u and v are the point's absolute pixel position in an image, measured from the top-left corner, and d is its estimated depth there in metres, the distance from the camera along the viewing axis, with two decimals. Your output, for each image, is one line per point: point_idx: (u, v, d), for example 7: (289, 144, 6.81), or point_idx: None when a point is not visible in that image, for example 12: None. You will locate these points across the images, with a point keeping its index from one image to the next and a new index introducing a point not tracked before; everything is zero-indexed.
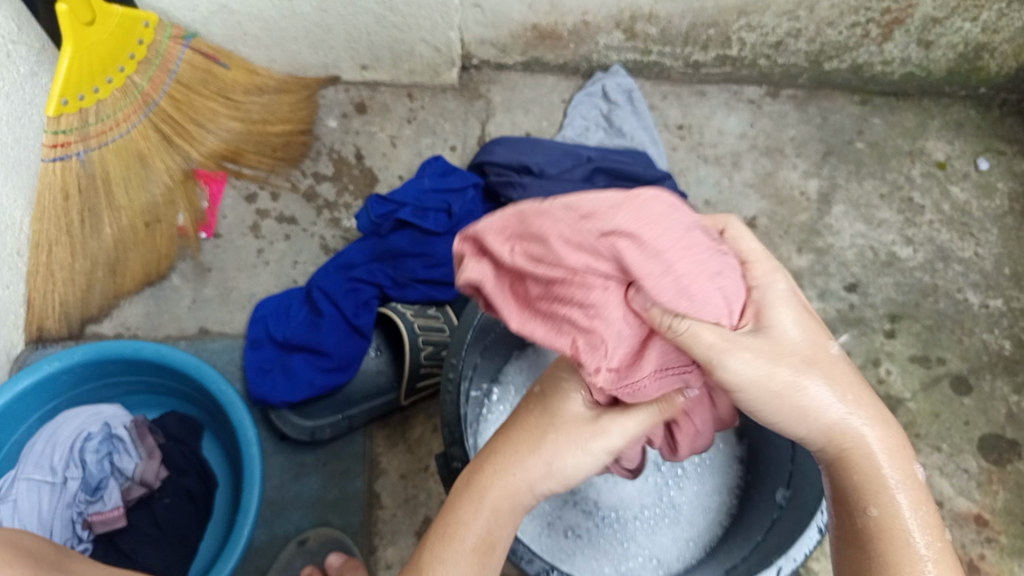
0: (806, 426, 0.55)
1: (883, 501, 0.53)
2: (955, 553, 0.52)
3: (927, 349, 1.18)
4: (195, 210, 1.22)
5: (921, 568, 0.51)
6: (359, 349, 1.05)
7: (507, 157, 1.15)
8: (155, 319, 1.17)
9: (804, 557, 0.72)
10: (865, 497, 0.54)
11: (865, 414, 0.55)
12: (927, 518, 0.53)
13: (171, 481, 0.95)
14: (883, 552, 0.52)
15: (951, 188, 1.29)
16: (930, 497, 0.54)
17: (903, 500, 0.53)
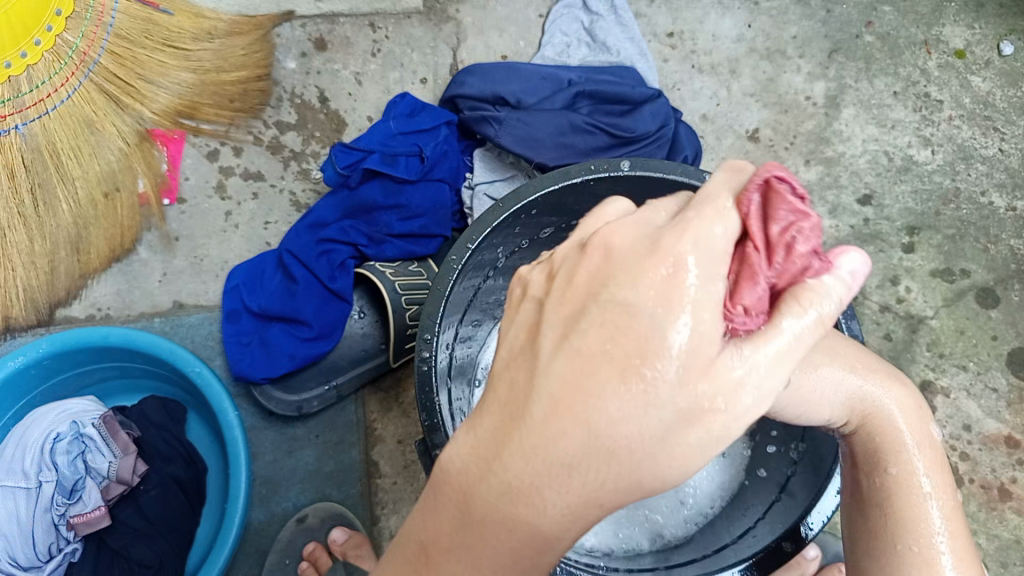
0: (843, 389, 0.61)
1: (902, 460, 0.58)
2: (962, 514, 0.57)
3: (950, 261, 1.10)
4: (155, 174, 1.13)
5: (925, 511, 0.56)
6: (340, 313, 0.99)
7: (481, 88, 1.04)
8: (127, 296, 1.11)
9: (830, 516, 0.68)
10: (886, 459, 0.59)
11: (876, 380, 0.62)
12: (931, 459, 0.59)
13: (156, 470, 0.91)
14: (897, 506, 0.57)
15: (972, 79, 1.17)
16: (947, 465, 0.60)
17: (921, 463, 0.58)
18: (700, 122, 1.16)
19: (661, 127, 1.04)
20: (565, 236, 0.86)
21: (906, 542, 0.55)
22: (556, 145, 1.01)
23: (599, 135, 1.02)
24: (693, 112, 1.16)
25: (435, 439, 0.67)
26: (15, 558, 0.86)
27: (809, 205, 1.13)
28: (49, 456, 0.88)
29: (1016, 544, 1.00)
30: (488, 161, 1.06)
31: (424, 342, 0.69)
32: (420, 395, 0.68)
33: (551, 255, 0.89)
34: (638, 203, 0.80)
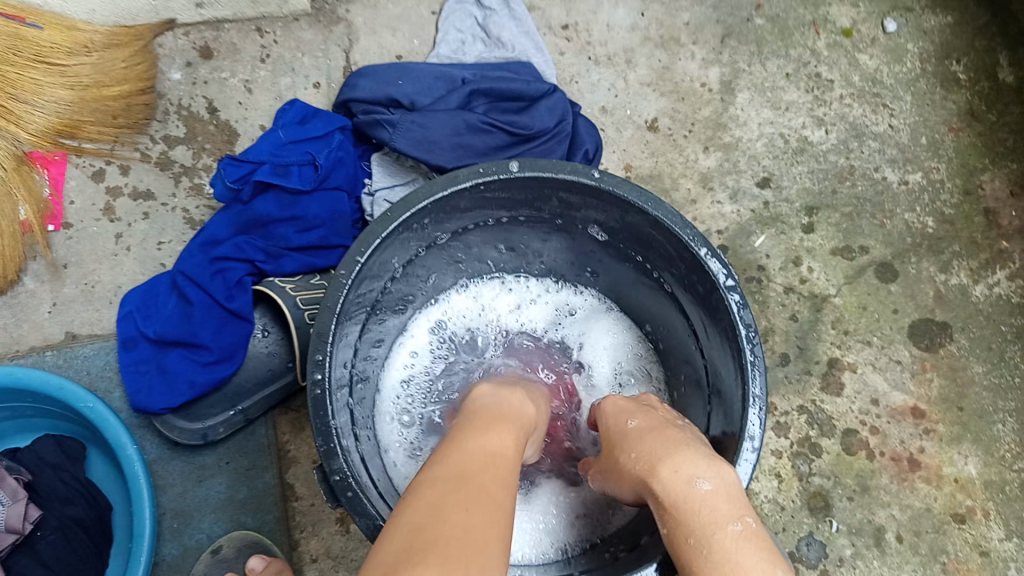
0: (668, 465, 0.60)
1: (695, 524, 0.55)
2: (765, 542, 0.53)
3: (849, 238, 1.12)
4: (37, 199, 1.08)
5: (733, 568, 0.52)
6: (241, 334, 0.96)
7: (374, 91, 1.02)
8: (15, 330, 1.06)
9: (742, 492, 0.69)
10: (684, 529, 0.56)
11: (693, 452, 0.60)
12: (725, 510, 0.55)
13: (53, 514, 0.88)
14: (702, 570, 0.53)
15: (860, 57, 1.20)
16: (752, 516, 0.56)
17: (717, 517, 0.55)
18: (599, 114, 1.15)
19: (558, 123, 1.04)
20: (464, 239, 0.85)
21: (689, 536, 0.55)
22: (453, 146, 1.00)
23: (497, 133, 1.01)
24: (591, 106, 1.15)
25: (332, 465, 0.66)
26: None
27: (711, 191, 1.13)
28: None
29: (926, 510, 1.03)
30: (386, 166, 1.04)
31: (316, 364, 0.68)
32: (315, 419, 0.66)
33: (452, 260, 0.88)
34: (533, 203, 0.80)
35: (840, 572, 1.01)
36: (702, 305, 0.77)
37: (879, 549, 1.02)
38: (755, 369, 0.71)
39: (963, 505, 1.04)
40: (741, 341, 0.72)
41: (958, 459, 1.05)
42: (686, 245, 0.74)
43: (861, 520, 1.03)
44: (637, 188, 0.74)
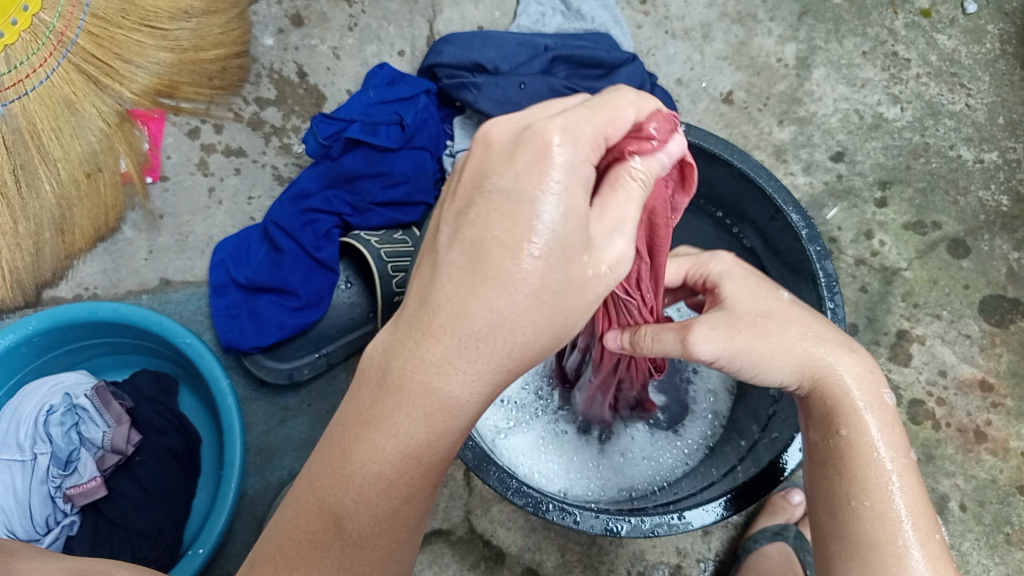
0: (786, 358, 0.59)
1: (852, 421, 0.57)
2: (918, 471, 0.56)
3: (922, 214, 1.13)
4: (136, 153, 1.14)
5: (886, 478, 0.55)
6: (328, 283, 1.00)
7: (459, 57, 1.06)
8: (114, 275, 1.13)
9: None
10: (837, 419, 0.57)
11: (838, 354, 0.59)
12: (893, 439, 0.57)
13: (150, 442, 0.93)
14: (851, 468, 0.55)
15: (938, 37, 1.20)
16: (898, 422, 0.58)
17: (869, 420, 0.57)
18: (675, 86, 1.18)
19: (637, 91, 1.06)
20: None
21: (858, 498, 0.54)
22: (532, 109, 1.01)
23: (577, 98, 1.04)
24: (667, 77, 1.18)
25: None
26: (13, 531, 0.86)
27: (784, 163, 1.15)
28: (43, 429, 0.89)
29: (992, 483, 1.03)
30: (469, 129, 1.10)
31: None
32: None
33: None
34: None
35: None
36: (783, 261, 0.79)
37: (942, 516, 1.02)
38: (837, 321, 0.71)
39: None
40: (821, 291, 0.72)
41: None
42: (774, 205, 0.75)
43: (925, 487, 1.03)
44: (723, 142, 0.76)
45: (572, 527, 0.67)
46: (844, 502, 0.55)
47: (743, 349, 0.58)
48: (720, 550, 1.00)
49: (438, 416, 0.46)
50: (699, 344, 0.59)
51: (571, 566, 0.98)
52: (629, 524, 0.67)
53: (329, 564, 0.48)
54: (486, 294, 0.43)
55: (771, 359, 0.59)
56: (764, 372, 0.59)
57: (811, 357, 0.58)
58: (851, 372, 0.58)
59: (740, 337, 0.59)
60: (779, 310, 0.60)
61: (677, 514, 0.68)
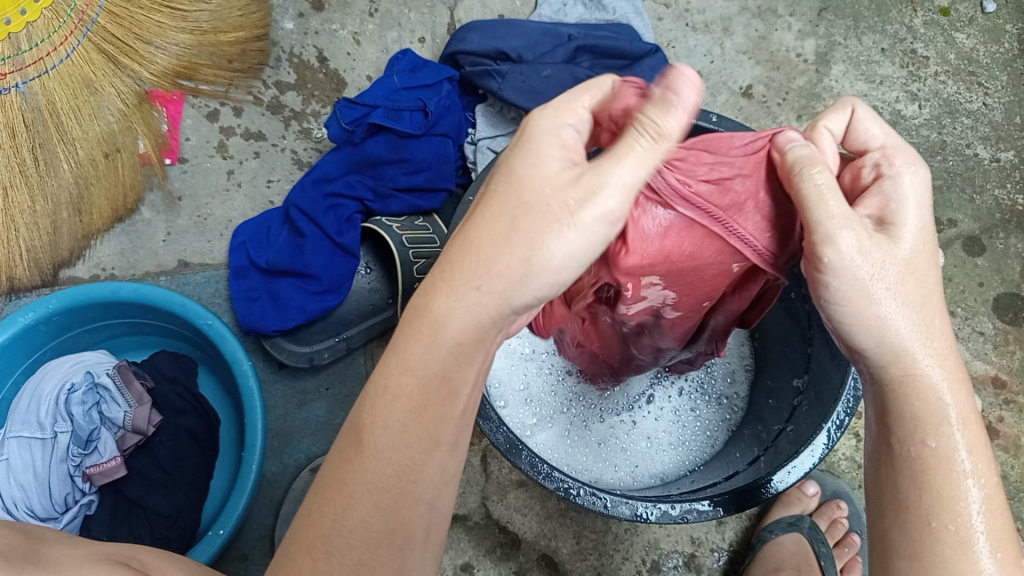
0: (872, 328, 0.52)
1: (943, 433, 0.50)
2: (1004, 499, 0.50)
3: (938, 211, 1.13)
4: (155, 135, 1.13)
5: (969, 496, 0.49)
6: (348, 268, 1.01)
7: (483, 45, 1.07)
8: (131, 256, 1.12)
9: (848, 418, 0.69)
10: (923, 428, 0.50)
11: (934, 347, 0.52)
12: (978, 455, 0.50)
13: (169, 423, 0.92)
14: (933, 484, 0.49)
15: (957, 36, 1.21)
16: (983, 435, 0.52)
17: (960, 437, 0.50)
18: None
19: None
20: None
21: (942, 519, 0.48)
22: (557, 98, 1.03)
23: None
24: None
25: None
26: (32, 509, 0.86)
27: None
28: (64, 407, 0.89)
29: (1003, 479, 1.04)
30: (490, 117, 1.08)
31: None
32: None
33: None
34: None
35: None
36: None
37: None
38: None
39: None
40: None
41: None
42: None
43: None
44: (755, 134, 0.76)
45: (602, 512, 0.67)
46: (920, 523, 0.49)
47: (863, 298, 0.51)
48: (734, 540, 1.01)
49: (425, 329, 0.48)
50: (841, 250, 0.51)
51: (586, 553, 0.98)
52: (658, 510, 0.68)
53: (358, 480, 0.48)
54: (472, 228, 0.48)
55: (890, 324, 0.51)
56: (865, 333, 0.52)
57: (915, 343, 0.51)
58: (944, 374, 0.52)
59: (877, 278, 0.51)
60: (918, 267, 0.52)
61: (705, 502, 0.69)
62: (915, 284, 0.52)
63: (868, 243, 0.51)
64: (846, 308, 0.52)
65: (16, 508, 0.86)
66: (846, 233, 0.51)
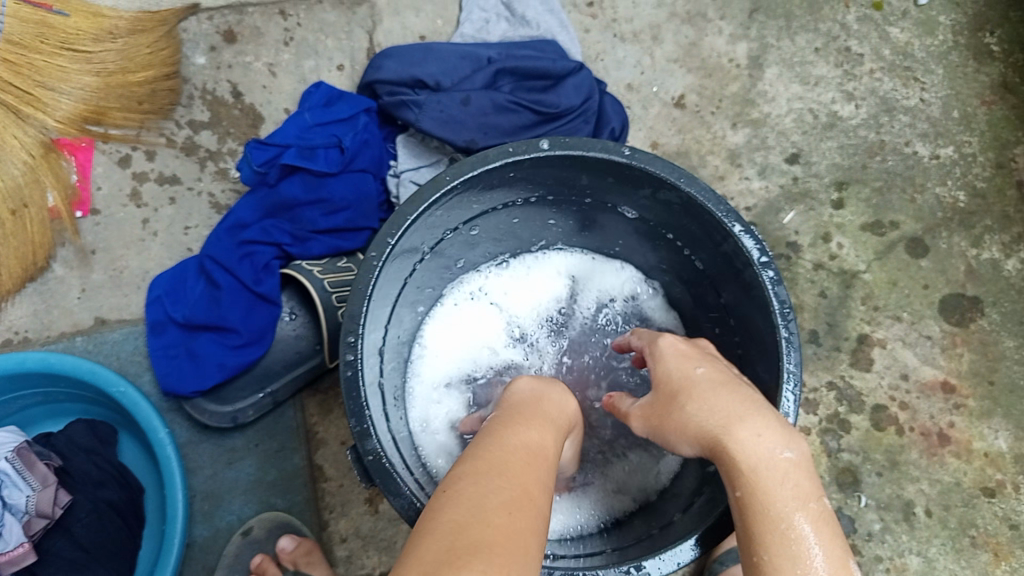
0: (736, 459, 0.58)
1: (742, 482, 0.57)
2: (830, 521, 0.56)
3: (879, 214, 1.11)
4: (64, 185, 1.08)
5: (795, 552, 0.54)
6: (269, 318, 0.96)
7: (398, 72, 1.02)
8: (45, 316, 1.06)
9: None
10: (733, 481, 0.58)
11: (796, 486, 0.57)
12: (804, 489, 0.57)
13: (86, 497, 0.88)
14: (758, 523, 0.55)
15: (890, 31, 1.18)
16: (813, 485, 0.57)
17: (802, 523, 0.55)
18: (625, 92, 1.14)
19: (584, 101, 1.03)
20: (489, 222, 0.84)
21: (800, 519, 0.55)
22: (477, 126, 0.99)
23: (522, 113, 1.01)
24: (617, 83, 1.14)
25: (366, 446, 0.66)
26: None
27: (739, 167, 1.12)
28: None
29: (956, 486, 1.02)
30: (411, 147, 1.04)
31: (348, 346, 0.68)
32: (348, 400, 0.66)
33: (467, 249, 0.86)
34: (559, 185, 0.80)
35: (869, 546, 1.00)
36: (735, 282, 0.76)
37: (908, 524, 1.00)
38: (791, 348, 0.69)
39: (993, 479, 1.03)
40: (774, 317, 0.70)
41: (988, 434, 1.04)
42: (718, 223, 0.73)
43: (891, 495, 1.01)
44: (668, 164, 0.73)
45: None
46: (780, 547, 0.54)
47: (757, 469, 0.57)
48: (686, 572, 0.98)
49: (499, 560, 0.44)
50: (745, 434, 0.59)
51: None
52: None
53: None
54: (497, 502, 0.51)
55: (773, 470, 0.57)
56: (780, 484, 0.56)
57: (766, 459, 0.57)
58: (804, 517, 0.55)
59: (761, 432, 0.59)
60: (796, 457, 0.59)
61: (635, 566, 0.64)
62: (790, 440, 0.59)
63: (765, 429, 0.59)
64: (771, 478, 0.57)
65: None
66: (788, 446, 0.58)
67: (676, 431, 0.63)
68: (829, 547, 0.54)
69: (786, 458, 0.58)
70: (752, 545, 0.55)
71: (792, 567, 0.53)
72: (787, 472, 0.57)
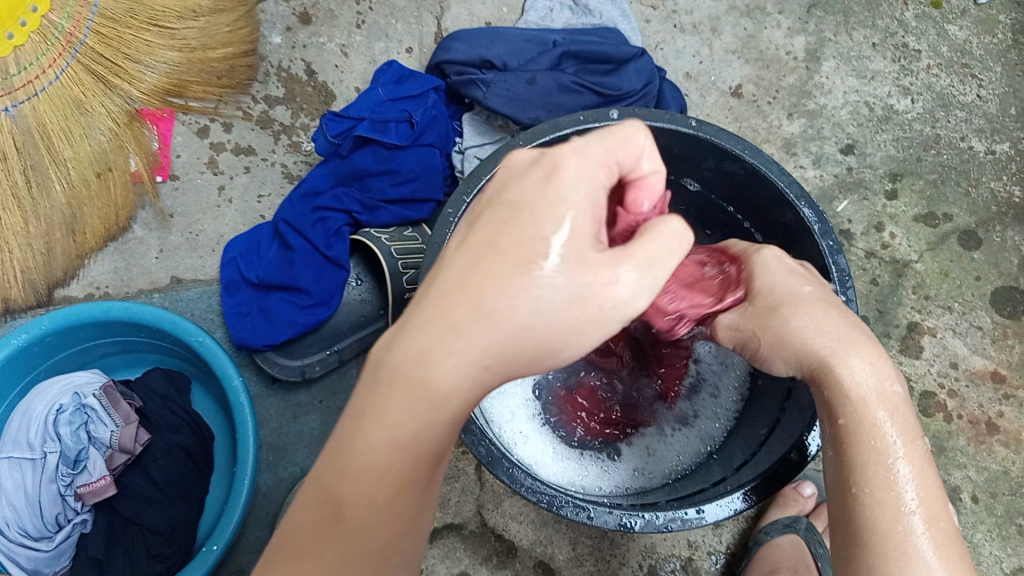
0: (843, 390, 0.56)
1: (849, 411, 0.56)
2: (933, 460, 0.56)
3: (932, 205, 1.12)
4: (146, 153, 1.15)
5: (899, 490, 0.53)
6: (339, 280, 1.01)
7: (468, 53, 1.06)
8: (125, 274, 1.13)
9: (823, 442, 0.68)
10: (835, 410, 0.57)
11: (900, 427, 0.55)
12: (909, 430, 0.56)
13: (162, 440, 0.94)
14: (861, 457, 0.55)
15: (949, 28, 1.19)
16: (918, 431, 0.57)
17: (906, 467, 0.54)
18: (683, 81, 1.17)
19: (645, 85, 1.06)
20: None
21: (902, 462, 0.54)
22: (543, 105, 1.03)
23: (586, 94, 1.04)
24: (676, 71, 1.18)
25: None
26: (25, 529, 0.88)
27: (793, 156, 1.15)
28: (53, 427, 0.90)
29: (1004, 474, 1.03)
30: (477, 125, 1.08)
31: None
32: None
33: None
34: None
35: None
36: (794, 253, 0.78)
37: (954, 509, 1.01)
38: (850, 314, 0.71)
39: None
40: (833, 284, 0.73)
41: None
42: (780, 194, 0.75)
43: None
44: (733, 137, 0.76)
45: (585, 523, 0.66)
46: (880, 484, 0.54)
47: (866, 402, 0.56)
48: (731, 542, 1.00)
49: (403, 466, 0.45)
50: (856, 371, 0.56)
51: (582, 559, 0.98)
52: (642, 519, 0.66)
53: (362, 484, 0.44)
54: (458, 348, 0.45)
55: (879, 407, 0.56)
56: (886, 421, 0.55)
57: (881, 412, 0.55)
58: (909, 459, 0.55)
59: (872, 374, 0.57)
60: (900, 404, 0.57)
61: (692, 509, 0.67)
62: (897, 383, 0.57)
63: (873, 366, 0.57)
64: (881, 414, 0.56)
65: (8, 528, 0.88)
66: (896, 383, 0.57)
67: (773, 347, 0.60)
68: (929, 486, 0.54)
69: (893, 395, 0.57)
70: (850, 477, 0.55)
71: (894, 501, 0.53)
72: (896, 408, 0.56)
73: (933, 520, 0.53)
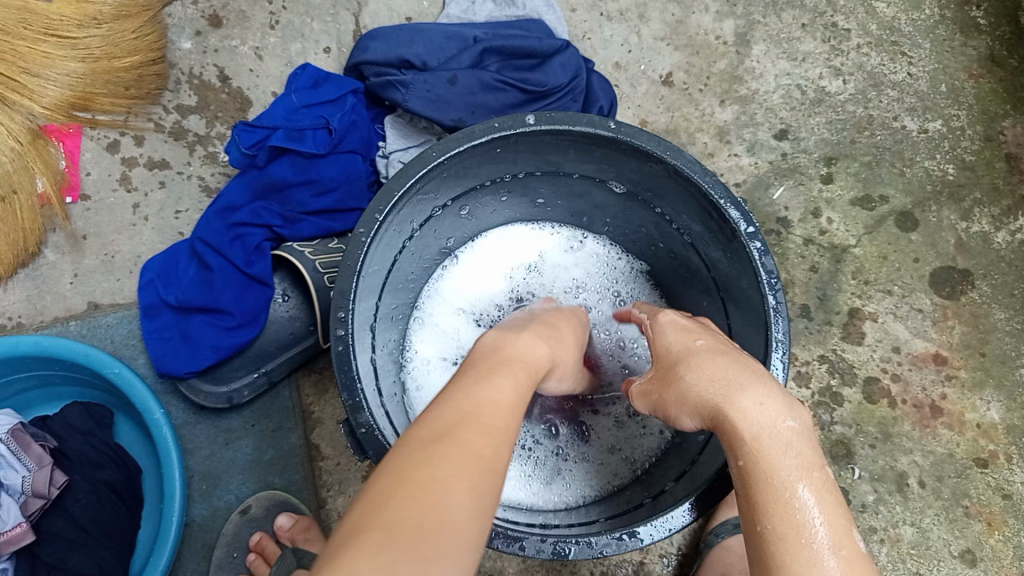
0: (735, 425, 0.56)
1: (746, 451, 0.54)
2: (834, 488, 0.53)
3: (868, 188, 1.11)
4: (54, 172, 1.09)
5: (800, 521, 0.51)
6: (262, 298, 0.96)
7: (385, 54, 1.02)
8: (37, 302, 1.07)
9: None
10: (734, 451, 0.55)
11: (799, 460, 0.54)
12: (807, 457, 0.54)
13: (84, 478, 0.89)
14: (758, 493, 0.53)
15: (876, 6, 1.18)
16: (818, 459, 0.55)
17: (805, 493, 0.52)
18: (613, 71, 1.14)
19: (572, 79, 1.03)
20: (478, 200, 0.84)
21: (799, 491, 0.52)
22: (465, 106, 0.99)
23: (509, 92, 1.01)
24: (604, 62, 1.14)
25: (358, 418, 0.66)
26: None
27: (728, 144, 1.12)
28: None
29: (949, 457, 1.03)
30: (400, 128, 1.04)
31: (339, 320, 0.68)
32: (340, 374, 0.67)
33: (458, 228, 0.87)
34: (545, 160, 0.79)
35: (863, 518, 1.00)
36: (724, 254, 0.76)
37: (902, 494, 1.01)
38: (779, 317, 0.69)
39: (985, 449, 1.03)
40: (762, 287, 0.70)
41: (980, 405, 1.04)
42: (706, 195, 0.72)
43: (884, 466, 1.02)
44: (655, 138, 0.72)
45: (518, 554, 0.63)
46: (776, 517, 0.51)
47: (757, 438, 0.54)
48: (683, 543, 0.98)
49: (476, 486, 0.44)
50: (747, 404, 0.56)
51: (533, 571, 0.96)
52: (577, 546, 0.64)
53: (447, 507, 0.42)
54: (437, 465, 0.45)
55: (772, 441, 0.54)
56: (779, 450, 0.54)
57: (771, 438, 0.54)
58: (808, 487, 0.52)
59: (761, 404, 0.56)
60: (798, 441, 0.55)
61: (628, 531, 0.64)
62: (794, 412, 0.56)
63: (766, 398, 0.56)
64: (775, 445, 0.54)
65: None
66: (791, 414, 0.56)
67: (676, 406, 0.61)
68: (833, 515, 0.52)
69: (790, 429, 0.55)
70: (753, 515, 0.53)
71: (795, 533, 0.50)
72: (790, 441, 0.54)
73: (837, 547, 0.50)
